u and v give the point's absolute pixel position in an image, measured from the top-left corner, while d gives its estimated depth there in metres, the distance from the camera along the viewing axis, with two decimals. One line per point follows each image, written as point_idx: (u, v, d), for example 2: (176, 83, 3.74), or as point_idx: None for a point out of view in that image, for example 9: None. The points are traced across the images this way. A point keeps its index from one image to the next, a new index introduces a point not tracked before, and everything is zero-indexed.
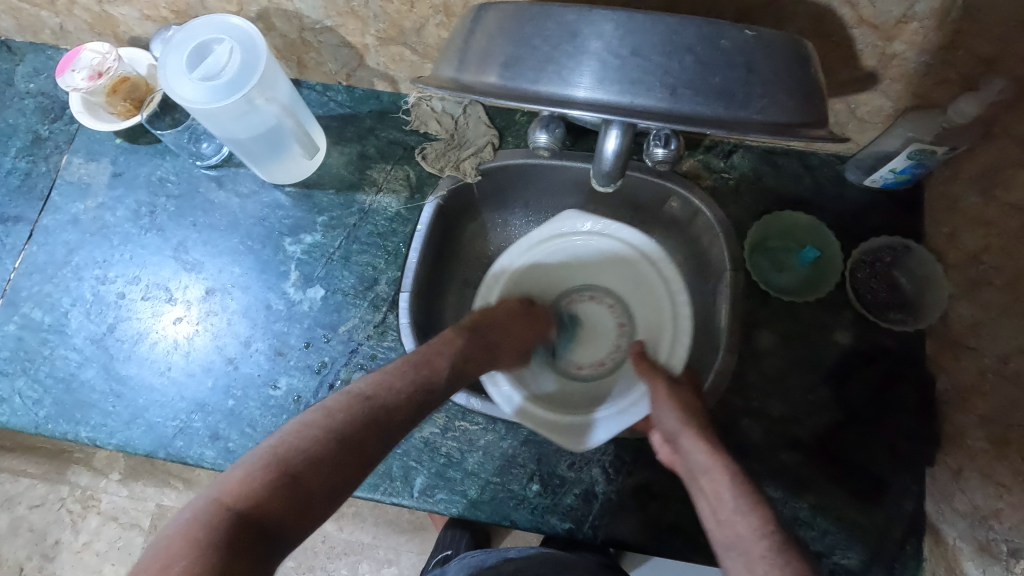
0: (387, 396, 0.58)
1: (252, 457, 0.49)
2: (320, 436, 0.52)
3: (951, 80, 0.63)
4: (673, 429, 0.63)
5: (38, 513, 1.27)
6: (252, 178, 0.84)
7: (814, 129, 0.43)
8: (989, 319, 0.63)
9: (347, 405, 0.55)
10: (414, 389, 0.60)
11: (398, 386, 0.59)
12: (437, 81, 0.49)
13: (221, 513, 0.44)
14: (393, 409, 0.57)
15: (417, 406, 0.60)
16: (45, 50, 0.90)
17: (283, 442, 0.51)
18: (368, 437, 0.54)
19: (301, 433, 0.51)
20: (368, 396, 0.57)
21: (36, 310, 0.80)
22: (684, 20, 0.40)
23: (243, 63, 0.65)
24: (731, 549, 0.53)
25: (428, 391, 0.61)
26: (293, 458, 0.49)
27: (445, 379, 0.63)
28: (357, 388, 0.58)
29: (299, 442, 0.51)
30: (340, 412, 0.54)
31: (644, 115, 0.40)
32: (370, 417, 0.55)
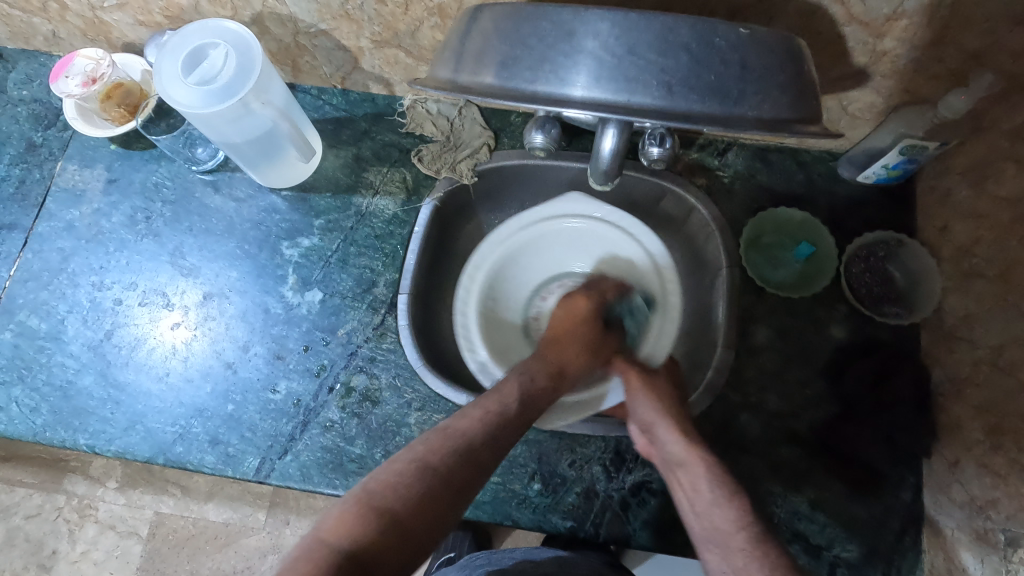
0: (470, 432, 0.57)
1: (350, 496, 0.50)
2: (412, 475, 0.52)
3: (941, 76, 0.63)
4: (649, 417, 0.64)
5: (34, 523, 1.26)
6: (248, 182, 0.84)
7: (807, 125, 0.43)
8: (982, 311, 0.64)
9: (434, 440, 0.56)
10: (491, 429, 0.58)
11: (472, 419, 0.59)
12: (434, 82, 0.49)
13: (327, 552, 0.45)
14: (480, 443, 0.57)
15: (501, 439, 0.59)
16: (37, 57, 0.89)
17: (381, 480, 0.52)
18: (460, 476, 0.54)
19: (395, 476, 0.52)
20: (447, 429, 0.57)
21: (32, 318, 0.79)
22: (678, 19, 0.40)
23: (239, 67, 0.65)
24: (709, 541, 0.54)
25: (507, 423, 0.60)
26: (389, 496, 0.50)
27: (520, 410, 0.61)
28: (446, 425, 0.58)
29: (389, 479, 0.52)
30: (421, 447, 0.55)
31: (640, 112, 0.40)
32: (460, 456, 0.55)
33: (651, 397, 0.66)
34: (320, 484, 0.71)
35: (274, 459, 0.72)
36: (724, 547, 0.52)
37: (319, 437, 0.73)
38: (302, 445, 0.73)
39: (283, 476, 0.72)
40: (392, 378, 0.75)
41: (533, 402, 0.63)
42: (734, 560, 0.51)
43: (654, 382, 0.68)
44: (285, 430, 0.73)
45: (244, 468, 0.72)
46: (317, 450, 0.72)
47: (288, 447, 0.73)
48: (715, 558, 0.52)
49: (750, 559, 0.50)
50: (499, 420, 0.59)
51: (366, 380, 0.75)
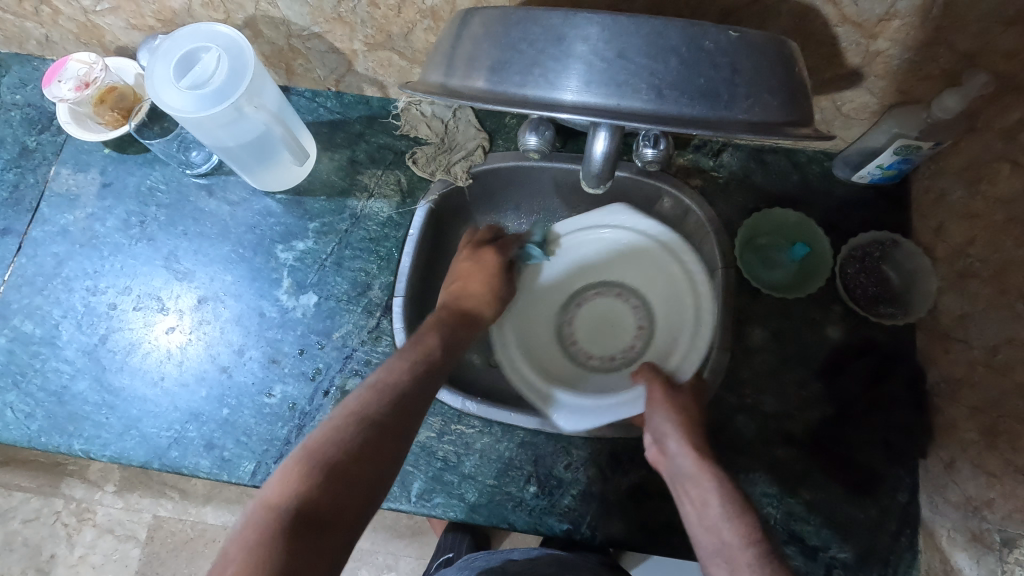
0: (397, 382, 0.58)
1: (292, 456, 0.51)
2: (349, 427, 0.53)
3: (935, 76, 0.63)
4: (662, 433, 0.63)
5: (31, 528, 1.26)
6: (242, 186, 0.84)
7: (798, 128, 0.43)
8: (977, 311, 0.64)
9: (366, 394, 0.56)
10: (419, 376, 0.60)
11: (395, 371, 0.59)
12: (425, 86, 0.49)
13: (271, 516, 0.46)
14: (407, 390, 0.58)
15: (424, 380, 0.60)
16: (31, 61, 0.89)
17: (325, 434, 0.52)
18: (395, 424, 0.55)
19: (331, 429, 0.53)
20: (379, 383, 0.58)
21: (26, 323, 0.79)
22: (669, 22, 0.40)
23: (231, 71, 0.65)
24: (717, 555, 0.54)
25: (426, 373, 0.60)
26: (329, 452, 0.51)
27: (454, 345, 0.66)
28: (376, 380, 0.58)
29: (328, 434, 0.52)
30: (356, 400, 0.55)
31: (631, 117, 0.40)
32: (391, 404, 0.56)
33: (665, 412, 0.64)
34: None
35: (270, 463, 0.72)
36: (730, 559, 0.53)
37: None
38: (297, 449, 0.73)
39: None
40: None
41: (457, 345, 0.66)
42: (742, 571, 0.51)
43: (675, 399, 0.65)
44: (280, 434, 0.73)
45: (240, 472, 0.72)
46: None
47: (284, 451, 0.72)
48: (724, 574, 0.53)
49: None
50: (427, 369, 0.61)
51: (362, 383, 0.75)
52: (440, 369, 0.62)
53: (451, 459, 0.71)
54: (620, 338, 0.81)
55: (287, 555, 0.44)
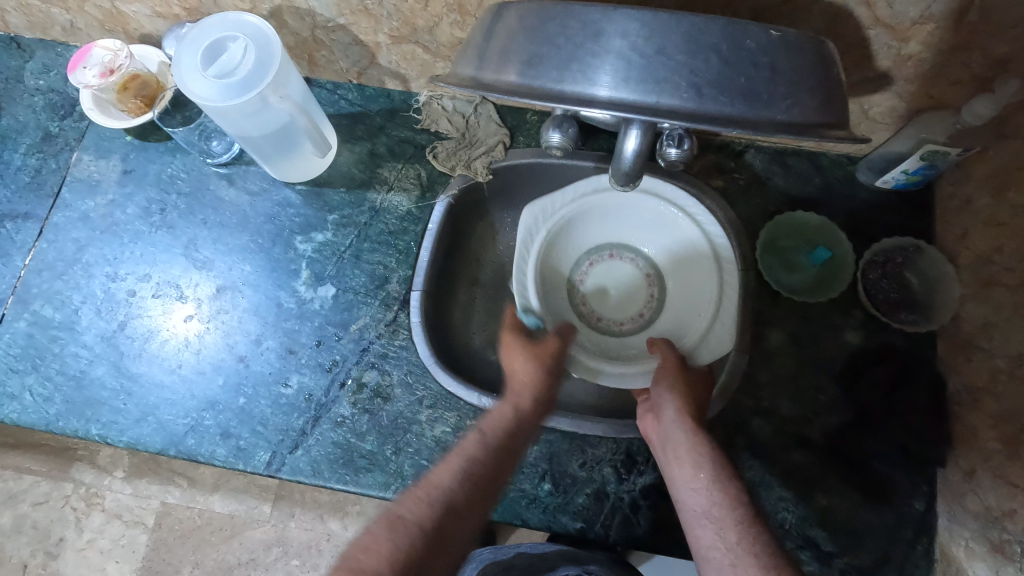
0: (445, 484, 0.58)
1: (334, 568, 0.53)
2: (391, 539, 0.54)
3: (965, 82, 0.63)
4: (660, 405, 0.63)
5: (41, 511, 1.27)
6: (262, 176, 0.84)
7: (833, 130, 0.43)
8: (1002, 320, 0.63)
9: (417, 505, 0.57)
10: (468, 479, 0.59)
11: (447, 472, 0.59)
12: (456, 79, 0.49)
13: None
14: (460, 500, 0.57)
15: (473, 492, 0.58)
16: (54, 47, 0.90)
17: (363, 547, 0.53)
18: (445, 535, 0.55)
19: (370, 545, 0.53)
20: (427, 490, 0.58)
21: (46, 308, 0.80)
22: (710, 19, 0.40)
23: (258, 61, 0.65)
24: (704, 517, 0.55)
25: (482, 482, 0.59)
26: (377, 565, 0.52)
27: (512, 432, 0.63)
28: (430, 477, 0.59)
29: (375, 547, 0.53)
30: (405, 513, 0.56)
31: (668, 114, 0.40)
32: (444, 516, 0.56)
33: (669, 389, 0.63)
34: (331, 479, 0.71)
35: (286, 453, 0.72)
36: (717, 524, 0.54)
37: (330, 433, 0.73)
38: (312, 440, 0.73)
39: (294, 470, 0.72)
40: (403, 375, 0.75)
41: (515, 437, 0.63)
42: (728, 536, 0.53)
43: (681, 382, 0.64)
44: (295, 425, 0.73)
45: (255, 462, 0.72)
46: (328, 446, 0.72)
47: (299, 441, 0.73)
48: (711, 537, 0.53)
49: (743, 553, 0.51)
50: (475, 470, 0.59)
51: (378, 376, 0.75)
52: (508, 455, 0.62)
53: None
54: (618, 312, 0.79)
55: None
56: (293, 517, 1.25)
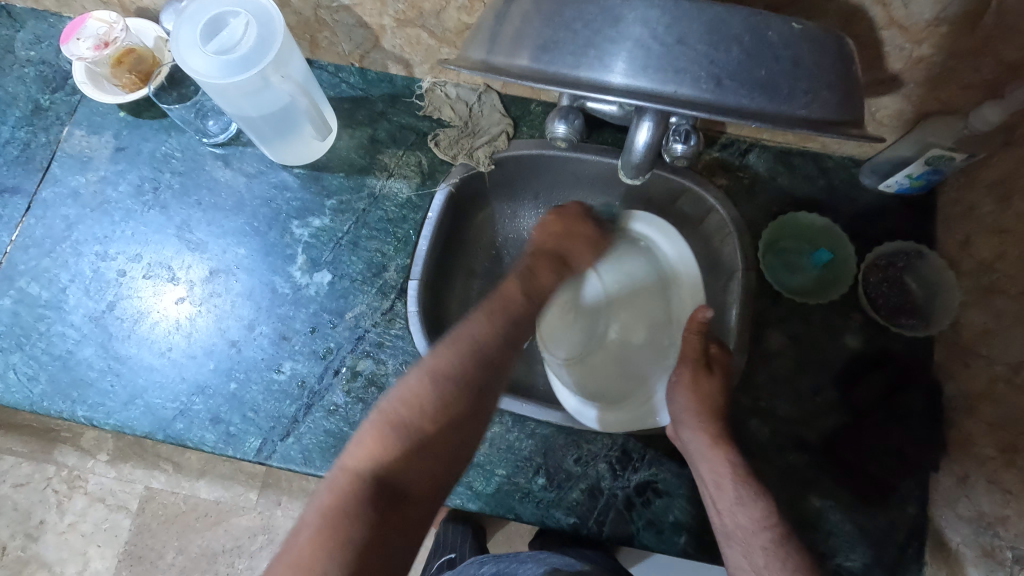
0: (479, 338, 0.60)
1: (372, 419, 0.56)
2: (425, 390, 0.56)
3: (975, 87, 0.62)
4: (680, 416, 0.65)
5: (23, 492, 1.25)
6: (259, 158, 0.82)
7: (851, 128, 0.42)
8: (1001, 327, 0.63)
9: (427, 381, 0.57)
10: (479, 351, 0.59)
11: (420, 384, 0.57)
12: (465, 63, 0.47)
13: (355, 478, 0.53)
14: (490, 345, 0.60)
15: (489, 368, 0.59)
16: (47, 17, 0.87)
17: (393, 400, 0.56)
18: (480, 368, 0.59)
19: (403, 400, 0.56)
20: (444, 369, 0.58)
21: (33, 286, 0.78)
22: (731, 10, 0.39)
23: (261, 37, 0.64)
24: (732, 539, 0.60)
25: (514, 327, 0.62)
26: (400, 417, 0.55)
27: (523, 306, 0.64)
28: (441, 351, 0.58)
29: (400, 396, 0.56)
30: (426, 390, 0.56)
31: (686, 105, 0.39)
32: (456, 381, 0.57)
33: (686, 404, 0.65)
34: (322, 468, 0.70)
35: (277, 440, 0.71)
36: None
37: (322, 421, 0.72)
38: (304, 428, 0.72)
39: (285, 458, 0.71)
40: (398, 364, 0.74)
41: (514, 334, 0.63)
42: None
43: (699, 383, 0.65)
44: (287, 412, 0.72)
45: (245, 449, 0.71)
46: (320, 434, 0.71)
47: (291, 429, 0.71)
48: None
49: (773, 559, 0.57)
50: (483, 355, 0.59)
51: (373, 365, 0.74)
52: (511, 344, 0.62)
53: None
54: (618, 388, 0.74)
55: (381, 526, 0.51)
56: (280, 505, 1.24)
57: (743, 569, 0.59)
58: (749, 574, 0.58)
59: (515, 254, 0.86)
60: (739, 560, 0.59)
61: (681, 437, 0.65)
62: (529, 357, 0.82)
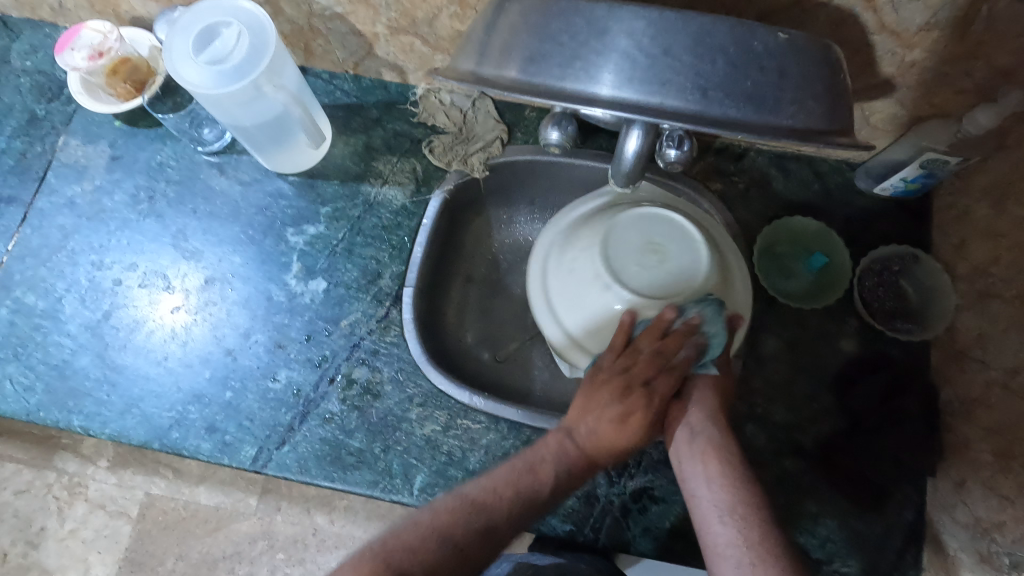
0: (500, 499, 0.57)
1: (365, 548, 0.53)
2: (456, 522, 0.55)
3: (968, 91, 0.62)
4: (690, 397, 0.63)
5: (23, 500, 1.25)
6: (254, 166, 0.82)
7: (838, 137, 0.42)
8: (997, 331, 0.63)
9: (454, 508, 0.56)
10: (519, 501, 0.57)
11: (502, 485, 0.58)
12: (455, 74, 0.48)
13: None
14: (511, 509, 0.57)
15: (525, 513, 0.57)
16: (42, 27, 0.87)
17: (390, 541, 0.54)
18: (490, 546, 0.55)
19: (405, 537, 0.54)
20: (477, 503, 0.56)
21: (29, 295, 0.78)
22: (716, 20, 0.39)
23: (253, 48, 0.64)
24: (727, 514, 0.56)
25: (534, 503, 0.58)
26: (400, 555, 0.52)
27: (551, 496, 0.59)
28: (467, 488, 0.58)
29: (406, 541, 0.53)
30: (447, 516, 0.55)
31: (673, 116, 0.39)
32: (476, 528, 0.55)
33: (701, 387, 0.63)
34: (318, 476, 0.70)
35: (272, 449, 0.71)
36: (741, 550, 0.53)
37: (318, 429, 0.72)
38: (300, 436, 0.72)
39: (281, 466, 0.71)
40: (394, 372, 0.74)
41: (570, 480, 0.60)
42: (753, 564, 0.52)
43: (721, 376, 0.63)
44: (283, 420, 0.72)
45: (241, 457, 0.71)
46: (316, 442, 0.71)
47: (286, 437, 0.71)
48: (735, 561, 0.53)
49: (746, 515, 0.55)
50: (510, 501, 0.57)
51: (368, 373, 0.74)
52: (534, 504, 0.58)
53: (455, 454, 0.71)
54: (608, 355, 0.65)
55: None
56: (279, 511, 1.24)
57: (735, 546, 0.54)
58: (743, 551, 0.53)
59: (512, 261, 0.86)
60: (731, 537, 0.55)
61: (689, 423, 0.62)
62: (524, 363, 0.81)
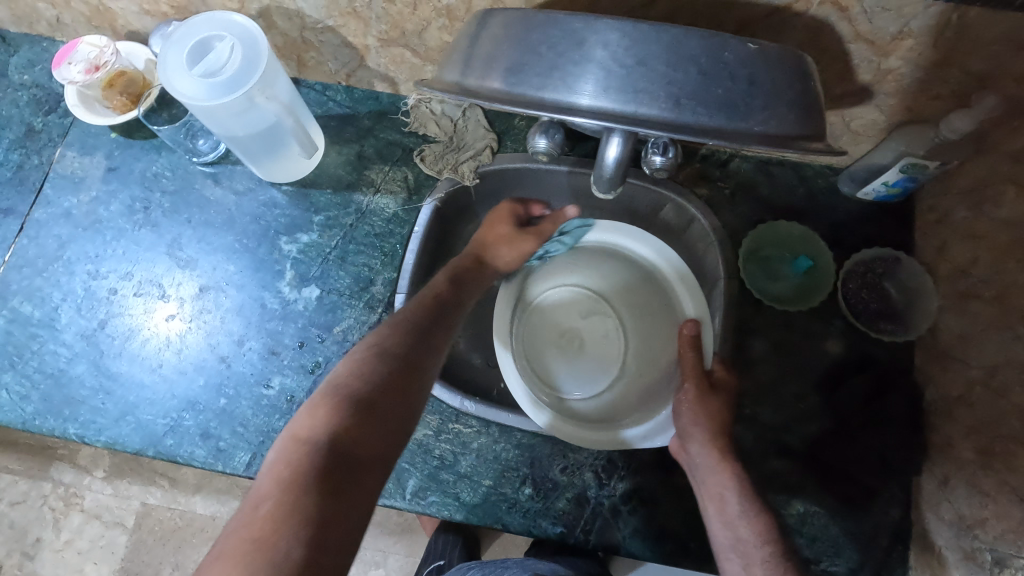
0: (405, 322, 0.60)
1: (315, 397, 0.53)
2: (390, 343, 0.58)
3: (945, 97, 0.64)
4: (686, 426, 0.64)
5: (19, 511, 1.25)
6: (248, 175, 0.84)
7: (811, 142, 0.44)
8: (977, 331, 0.64)
9: (386, 334, 0.59)
10: (420, 325, 0.61)
11: (404, 312, 0.62)
12: (441, 85, 0.49)
13: (302, 450, 0.49)
14: (427, 332, 0.60)
15: (444, 330, 0.62)
16: (40, 42, 0.89)
17: (335, 384, 0.54)
18: (417, 359, 0.58)
19: (354, 368, 0.55)
20: (389, 332, 0.59)
21: (26, 305, 0.79)
22: (689, 32, 0.40)
23: (246, 60, 0.65)
24: (731, 550, 0.57)
25: (434, 320, 0.62)
26: (352, 388, 0.53)
27: (451, 309, 0.64)
28: (394, 325, 0.60)
29: (350, 371, 0.55)
30: (377, 346, 0.57)
31: (648, 124, 0.40)
32: (414, 346, 0.58)
33: (696, 416, 0.63)
34: None
35: (266, 455, 0.72)
36: (744, 558, 0.55)
37: None
38: None
39: None
40: None
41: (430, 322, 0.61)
42: (754, 571, 0.54)
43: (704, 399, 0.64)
44: (277, 426, 0.73)
45: (235, 463, 0.72)
46: None
47: None
48: (735, 568, 0.56)
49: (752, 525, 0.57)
50: (408, 327, 0.60)
51: None
52: (442, 325, 0.62)
53: (447, 458, 0.71)
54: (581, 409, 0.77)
55: (321, 493, 0.46)
56: None
57: None
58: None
59: None
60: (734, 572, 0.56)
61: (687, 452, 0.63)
62: None
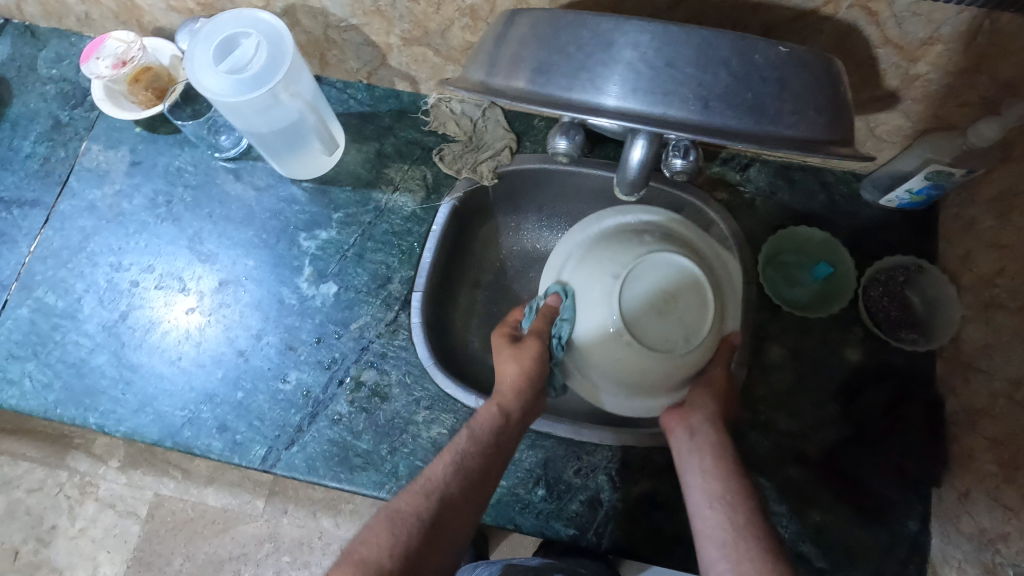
0: (438, 477, 0.58)
1: (337, 562, 0.52)
2: (416, 507, 0.55)
3: (973, 104, 0.63)
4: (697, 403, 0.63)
5: (35, 498, 1.27)
6: (268, 172, 0.84)
7: (838, 147, 0.43)
8: (1001, 342, 0.63)
9: (413, 496, 0.56)
10: (456, 479, 0.58)
11: (439, 468, 0.59)
12: (466, 84, 0.49)
13: None
14: (458, 489, 0.58)
15: (479, 493, 0.59)
16: (69, 36, 0.90)
17: (359, 545, 0.53)
18: (449, 522, 0.56)
19: (371, 536, 0.53)
20: (424, 486, 0.57)
21: (49, 295, 0.80)
22: (719, 34, 0.40)
23: (271, 57, 0.66)
24: (715, 500, 0.56)
25: (469, 474, 0.59)
26: (373, 555, 0.52)
27: (489, 457, 0.61)
28: (428, 476, 0.58)
29: (375, 541, 0.53)
30: (405, 506, 0.56)
31: (675, 126, 0.40)
32: (442, 508, 0.56)
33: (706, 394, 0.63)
34: (325, 477, 0.71)
35: (281, 449, 0.72)
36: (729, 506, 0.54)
37: (326, 430, 0.73)
38: (308, 437, 0.73)
39: (289, 466, 0.72)
40: (401, 375, 0.75)
41: (481, 465, 0.60)
42: (736, 518, 0.54)
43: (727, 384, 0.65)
44: (293, 421, 0.73)
45: (251, 456, 0.73)
46: (324, 443, 0.73)
47: (295, 438, 0.73)
48: (718, 517, 0.54)
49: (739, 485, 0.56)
50: (440, 493, 0.57)
51: (377, 375, 0.75)
52: (481, 483, 0.59)
53: None
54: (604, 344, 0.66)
55: None
56: (285, 513, 1.24)
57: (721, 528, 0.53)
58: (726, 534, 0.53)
59: (519, 266, 0.88)
60: (717, 523, 0.54)
61: (689, 423, 0.62)
62: None
